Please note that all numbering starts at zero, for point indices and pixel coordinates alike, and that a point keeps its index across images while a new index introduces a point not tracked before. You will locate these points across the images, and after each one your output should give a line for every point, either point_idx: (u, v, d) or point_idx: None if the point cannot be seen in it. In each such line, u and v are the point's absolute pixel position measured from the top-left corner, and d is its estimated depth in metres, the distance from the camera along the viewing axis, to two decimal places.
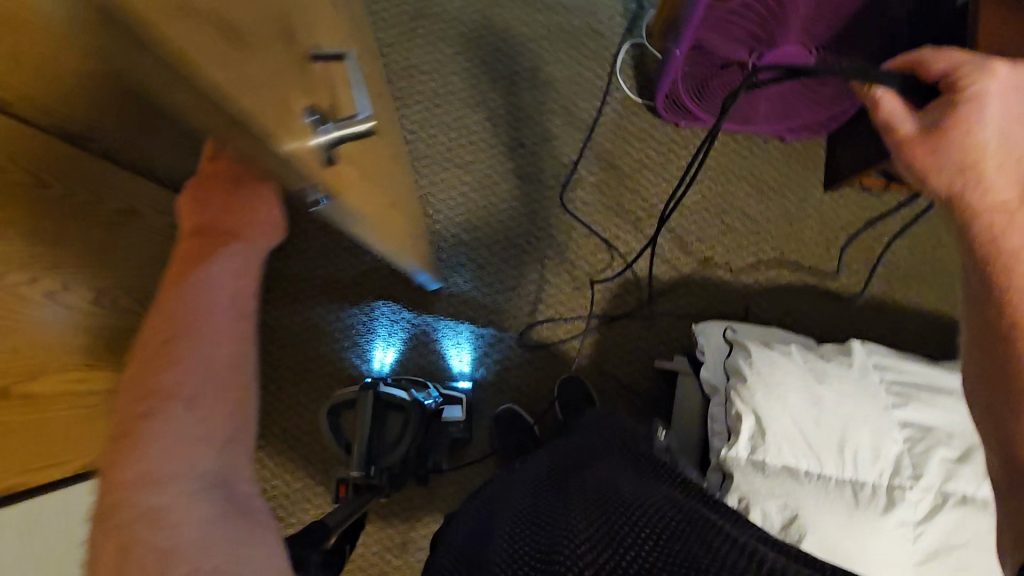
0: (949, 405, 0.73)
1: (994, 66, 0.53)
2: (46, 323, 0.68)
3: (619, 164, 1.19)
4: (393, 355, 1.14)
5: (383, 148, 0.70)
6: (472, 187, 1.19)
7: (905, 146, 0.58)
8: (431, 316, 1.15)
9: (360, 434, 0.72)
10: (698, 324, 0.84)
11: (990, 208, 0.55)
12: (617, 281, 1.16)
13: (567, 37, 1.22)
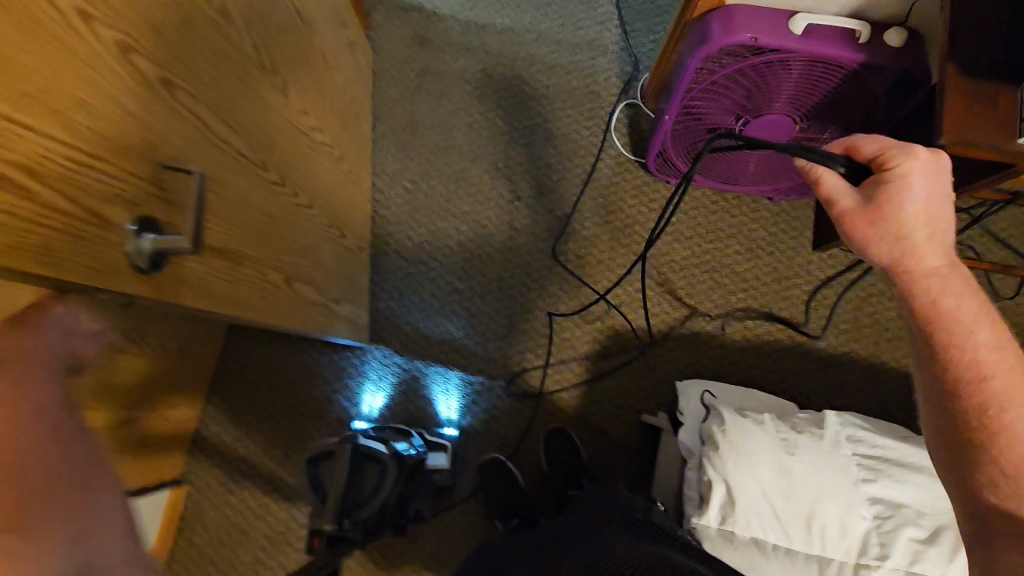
0: (922, 483, 0.72)
1: (917, 149, 0.58)
2: None
3: (610, 219, 1.22)
4: (382, 399, 1.15)
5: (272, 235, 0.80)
6: (468, 236, 1.22)
7: (845, 220, 0.60)
8: (422, 362, 1.17)
9: (337, 484, 0.72)
10: (677, 385, 0.85)
11: (921, 274, 0.59)
12: (606, 334, 1.17)
13: (565, 95, 1.27)
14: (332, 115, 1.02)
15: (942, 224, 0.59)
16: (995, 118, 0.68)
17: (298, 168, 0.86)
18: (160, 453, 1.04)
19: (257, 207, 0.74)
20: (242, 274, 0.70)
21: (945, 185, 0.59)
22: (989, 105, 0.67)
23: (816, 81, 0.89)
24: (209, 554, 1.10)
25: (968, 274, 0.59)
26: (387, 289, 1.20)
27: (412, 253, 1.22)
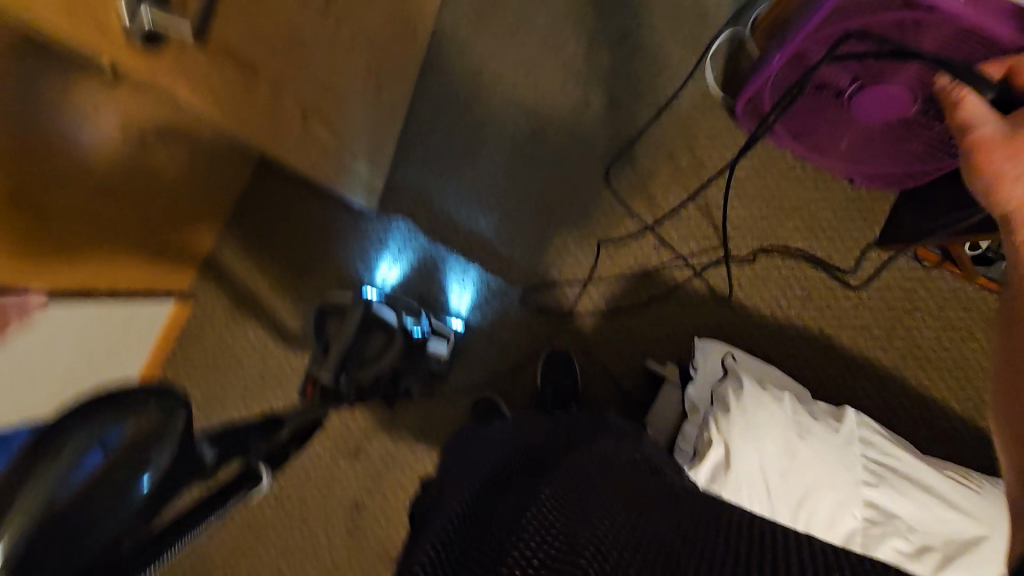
0: (922, 501, 0.70)
1: None
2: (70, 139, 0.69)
3: (676, 157, 1.13)
4: (397, 274, 1.13)
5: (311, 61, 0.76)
6: (526, 134, 1.15)
7: (985, 150, 0.62)
8: (445, 249, 1.14)
9: (343, 340, 0.71)
10: (697, 342, 0.81)
11: None
12: (635, 272, 1.13)
13: (670, 7, 1.14)
14: None
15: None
16: None
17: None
18: (173, 266, 1.05)
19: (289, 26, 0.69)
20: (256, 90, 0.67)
21: None
22: None
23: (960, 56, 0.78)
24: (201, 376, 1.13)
25: None
26: (425, 166, 1.15)
27: (461, 136, 1.15)
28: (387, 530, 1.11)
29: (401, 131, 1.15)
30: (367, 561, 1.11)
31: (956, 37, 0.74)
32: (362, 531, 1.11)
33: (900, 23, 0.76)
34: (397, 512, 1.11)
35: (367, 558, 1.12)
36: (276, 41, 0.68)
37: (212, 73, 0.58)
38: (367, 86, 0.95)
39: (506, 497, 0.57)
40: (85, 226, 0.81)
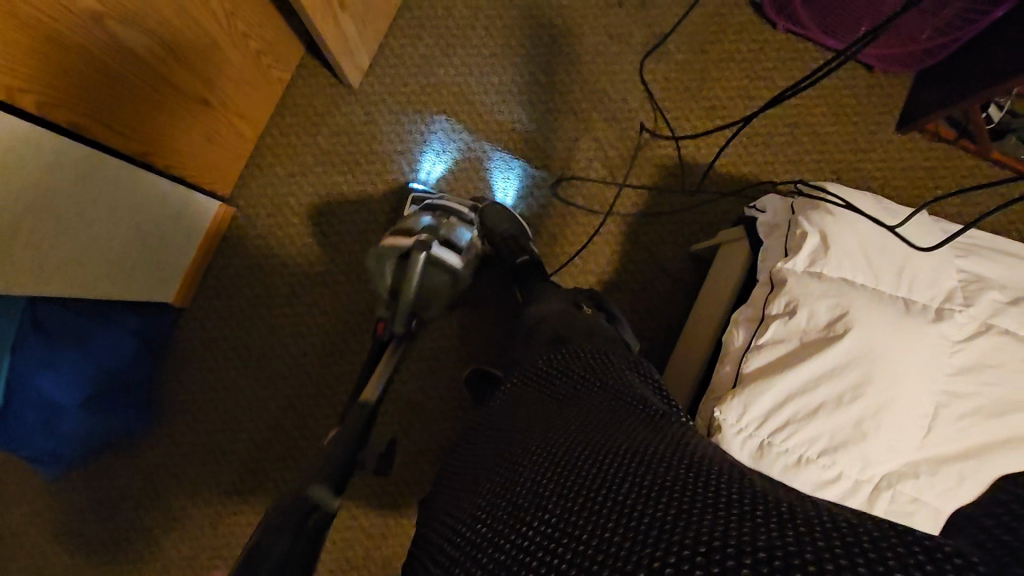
0: (1011, 264, 0.65)
1: None
2: None
3: (705, 51, 1.18)
4: (441, 170, 1.14)
5: None
6: (562, 31, 1.17)
7: None
8: (489, 145, 1.15)
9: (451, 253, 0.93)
10: (761, 198, 0.85)
11: None
12: (674, 162, 1.16)
13: None
14: None
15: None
16: None
17: None
18: (218, 162, 1.02)
19: None
20: None
21: None
22: None
23: None
24: (246, 281, 1.09)
25: None
26: (464, 63, 1.16)
27: (500, 35, 1.16)
28: (443, 430, 1.10)
29: (440, 32, 1.16)
30: (424, 463, 1.09)
31: None
32: (419, 431, 1.10)
33: None
34: (454, 409, 1.10)
35: (424, 459, 1.09)
36: None
37: None
38: None
39: (493, 450, 0.52)
40: (151, 88, 0.80)
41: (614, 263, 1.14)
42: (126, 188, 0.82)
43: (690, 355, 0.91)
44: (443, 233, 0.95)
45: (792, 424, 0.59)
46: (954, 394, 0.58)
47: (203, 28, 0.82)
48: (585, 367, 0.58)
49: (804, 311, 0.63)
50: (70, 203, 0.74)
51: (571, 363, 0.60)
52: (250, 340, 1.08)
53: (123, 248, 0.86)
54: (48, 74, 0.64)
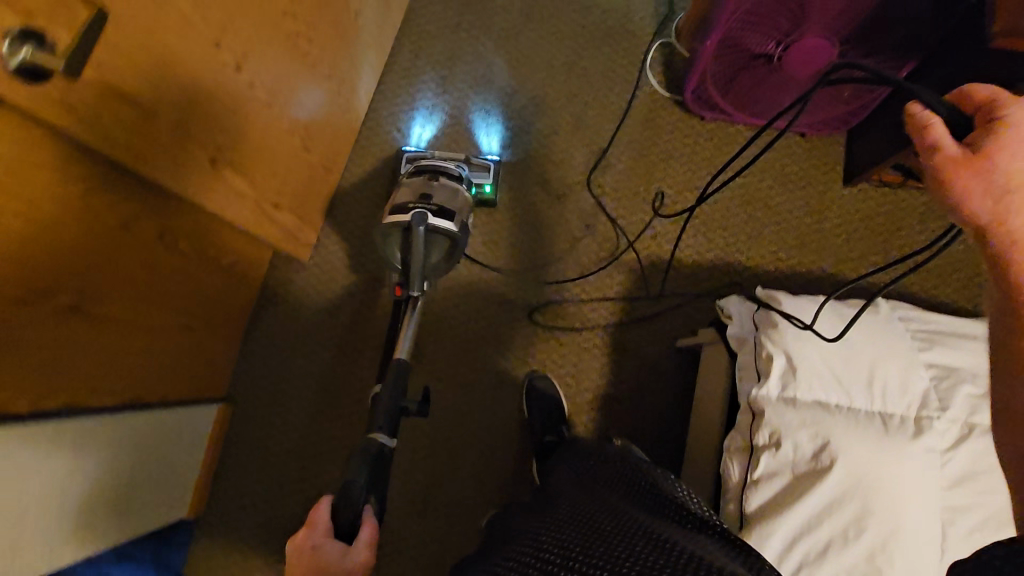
0: (973, 349, 0.68)
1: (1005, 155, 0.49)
2: (116, 260, 0.75)
3: (645, 156, 1.25)
4: (429, 133, 1.25)
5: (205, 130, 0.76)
6: (508, 168, 1.24)
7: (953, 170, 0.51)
8: (467, 102, 1.27)
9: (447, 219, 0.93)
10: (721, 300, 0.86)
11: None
12: (642, 264, 1.20)
13: (604, 37, 1.30)
14: (353, 43, 1.07)
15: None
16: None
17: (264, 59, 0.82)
18: (212, 372, 1.06)
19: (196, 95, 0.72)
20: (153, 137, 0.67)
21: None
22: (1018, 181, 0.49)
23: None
24: (253, 481, 1.09)
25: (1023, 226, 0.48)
26: None
27: None
28: None
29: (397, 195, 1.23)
30: None
31: None
32: None
33: None
34: None
35: None
36: (189, 102, 0.71)
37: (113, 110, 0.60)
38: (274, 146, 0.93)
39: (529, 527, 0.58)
40: (142, 341, 0.85)
41: (607, 375, 1.15)
42: (126, 437, 0.85)
43: (701, 473, 0.90)
44: (434, 200, 0.95)
45: (805, 569, 0.58)
46: (956, 509, 0.58)
47: (178, 273, 0.89)
48: (631, 470, 0.66)
49: (788, 442, 0.63)
50: (70, 477, 0.76)
51: (612, 469, 0.67)
52: (267, 539, 1.08)
53: (130, 494, 0.88)
54: (45, 375, 0.69)
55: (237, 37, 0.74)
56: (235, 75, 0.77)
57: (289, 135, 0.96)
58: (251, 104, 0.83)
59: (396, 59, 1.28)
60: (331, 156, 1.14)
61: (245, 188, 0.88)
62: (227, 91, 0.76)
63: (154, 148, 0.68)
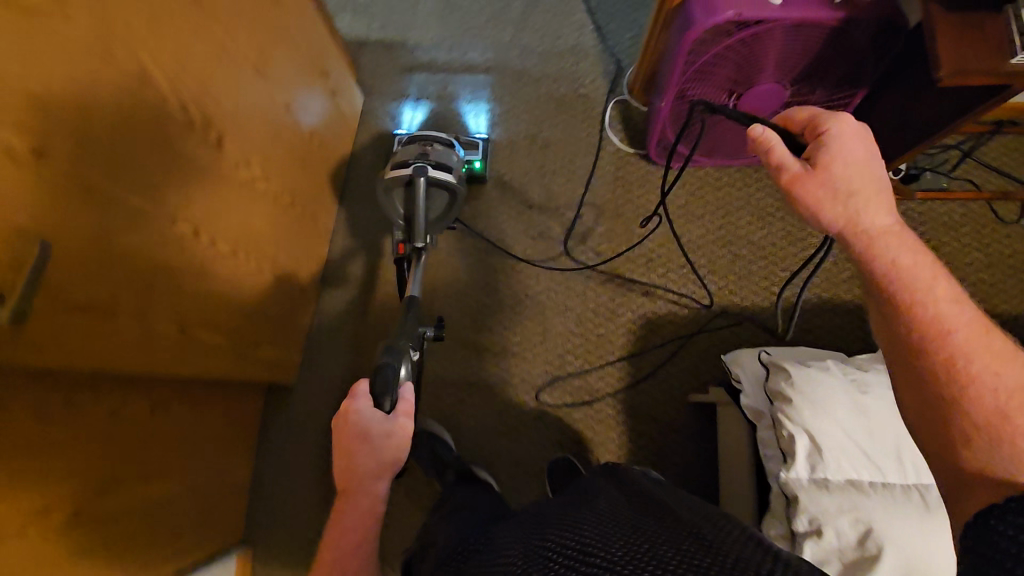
0: None
1: (831, 166, 0.66)
2: (106, 459, 0.70)
3: (621, 214, 1.25)
4: (419, 117, 1.30)
5: (182, 304, 0.73)
6: (489, 250, 1.24)
7: (798, 186, 0.68)
8: (453, 84, 1.32)
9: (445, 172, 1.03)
10: (730, 355, 0.88)
11: (876, 234, 0.64)
12: (639, 322, 1.20)
13: (558, 105, 1.31)
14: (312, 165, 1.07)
15: (883, 182, 0.66)
16: (985, 59, 0.70)
17: (228, 213, 0.81)
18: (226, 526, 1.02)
19: (166, 278, 0.69)
20: (130, 333, 0.64)
21: (854, 161, 0.66)
22: (847, 183, 0.66)
23: (799, 43, 0.94)
24: None
25: (874, 220, 0.64)
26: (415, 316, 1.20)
27: (436, 278, 1.22)
28: None
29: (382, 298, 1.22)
30: None
31: (790, 28, 0.90)
32: None
33: (740, 41, 0.93)
34: None
35: None
36: (159, 287, 0.68)
37: (78, 326, 0.57)
38: (252, 289, 0.91)
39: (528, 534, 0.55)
40: (144, 527, 0.79)
41: (626, 443, 1.13)
42: None
43: None
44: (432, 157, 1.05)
45: None
46: None
47: (176, 444, 0.84)
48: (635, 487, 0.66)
49: (831, 530, 0.61)
50: None
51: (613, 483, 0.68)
52: None
53: None
54: None
55: (196, 208, 0.73)
56: (204, 240, 0.76)
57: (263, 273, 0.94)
58: (223, 260, 0.81)
59: (359, 161, 1.28)
60: (307, 276, 1.12)
61: (223, 342, 0.85)
62: (200, 261, 0.75)
63: (135, 348, 0.65)
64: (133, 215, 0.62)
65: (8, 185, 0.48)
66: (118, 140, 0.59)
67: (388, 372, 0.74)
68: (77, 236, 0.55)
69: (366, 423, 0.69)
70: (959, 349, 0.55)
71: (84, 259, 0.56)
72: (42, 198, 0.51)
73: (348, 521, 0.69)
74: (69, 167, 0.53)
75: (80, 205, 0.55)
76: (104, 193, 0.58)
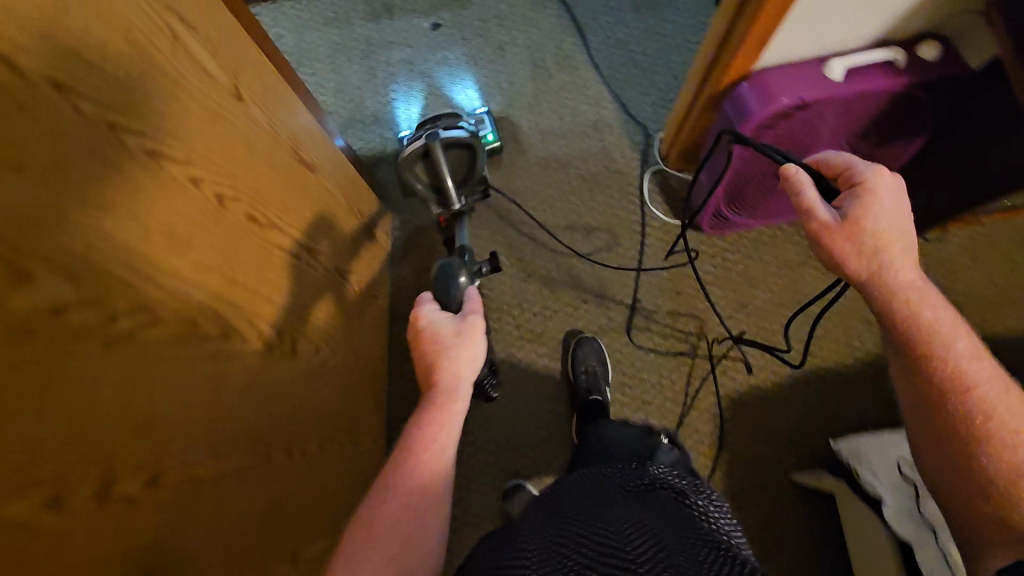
0: None
1: (862, 219, 0.65)
2: None
3: (680, 291, 1.20)
4: (416, 114, 1.32)
5: (287, 541, 0.68)
6: (551, 351, 1.18)
7: (831, 234, 0.66)
8: (438, 73, 1.34)
9: (457, 128, 1.00)
10: (853, 449, 0.89)
11: (901, 289, 0.65)
12: (723, 403, 1.14)
13: (592, 185, 1.26)
14: (364, 309, 1.02)
15: (910, 237, 0.66)
16: None
17: (306, 416, 0.75)
18: None
19: (271, 525, 0.64)
20: None
21: (891, 215, 0.66)
22: (875, 237, 0.65)
23: (858, 114, 0.88)
24: None
25: (898, 278, 0.65)
26: (489, 438, 1.14)
27: (502, 393, 1.16)
28: None
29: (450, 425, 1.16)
30: None
31: (849, 103, 0.85)
32: None
33: (795, 124, 0.88)
34: None
35: None
36: (268, 540, 0.63)
37: None
38: (336, 474, 0.85)
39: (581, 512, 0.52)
40: None
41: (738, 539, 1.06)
42: None
43: None
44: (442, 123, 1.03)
45: None
46: None
47: None
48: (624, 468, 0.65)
49: None
50: None
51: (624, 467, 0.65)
52: None
53: None
54: None
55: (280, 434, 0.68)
56: (291, 462, 0.70)
57: (343, 450, 0.89)
58: (309, 467, 0.76)
59: (399, 282, 1.23)
60: (376, 425, 1.06)
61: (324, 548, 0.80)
62: (291, 485, 0.70)
63: None
64: (236, 485, 0.57)
65: (167, 512, 0.46)
66: (213, 418, 0.54)
67: (449, 283, 0.81)
68: (202, 543, 0.51)
69: (437, 325, 0.71)
70: (988, 406, 0.60)
71: (211, 562, 0.52)
72: (166, 530, 0.46)
73: (435, 421, 0.64)
74: (180, 479, 0.48)
75: (197, 510, 0.50)
76: (212, 481, 0.53)
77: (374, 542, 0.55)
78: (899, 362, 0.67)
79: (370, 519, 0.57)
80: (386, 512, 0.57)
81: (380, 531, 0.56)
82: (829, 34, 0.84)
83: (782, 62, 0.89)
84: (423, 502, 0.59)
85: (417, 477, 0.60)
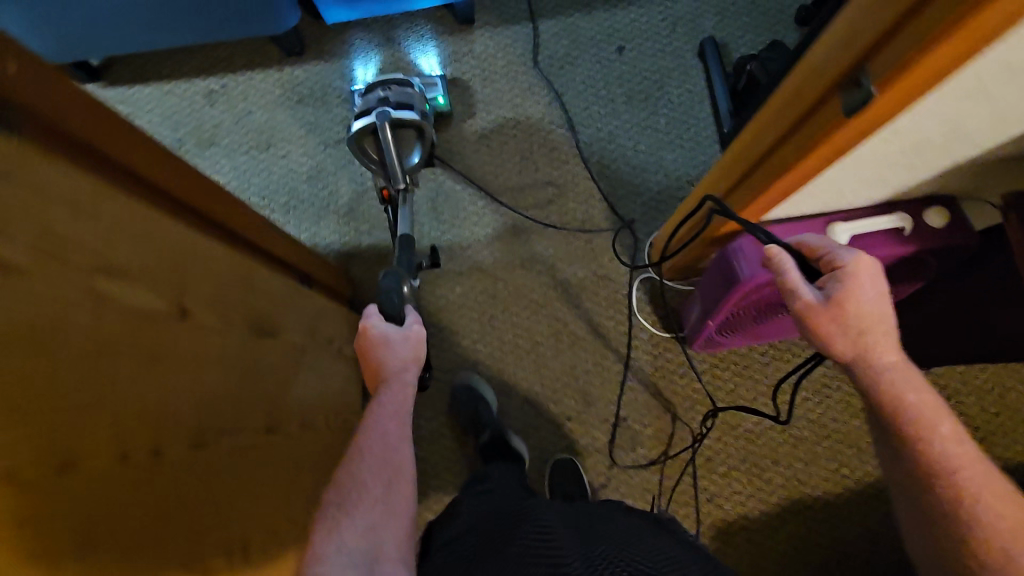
0: None
1: (847, 303, 0.61)
2: None
3: (668, 409, 1.15)
4: (372, 73, 1.31)
5: None
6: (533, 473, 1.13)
7: (815, 318, 0.63)
8: (400, 34, 1.33)
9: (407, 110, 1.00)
10: None
11: (883, 370, 0.63)
12: (709, 532, 1.10)
13: (579, 290, 1.21)
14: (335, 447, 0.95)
15: (892, 316, 0.63)
16: None
17: None
18: None
19: None
20: None
21: (874, 297, 0.62)
22: (859, 322, 0.62)
23: None
24: None
25: (880, 358, 0.63)
26: None
27: None
28: None
29: None
30: None
31: None
32: None
33: None
34: None
35: None
36: None
37: None
38: None
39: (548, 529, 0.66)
40: None
41: None
42: None
43: None
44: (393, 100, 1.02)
45: None
46: None
47: None
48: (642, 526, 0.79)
49: None
50: None
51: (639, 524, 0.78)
52: None
53: None
54: None
55: None
56: None
57: None
58: None
59: None
60: None
61: None
62: None
63: None
64: None
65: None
66: None
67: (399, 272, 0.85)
68: None
69: (384, 331, 0.72)
70: (969, 483, 0.59)
71: None
72: None
73: (388, 405, 0.65)
74: None
75: None
76: None
77: (362, 487, 0.58)
78: (886, 441, 0.65)
79: (350, 472, 0.60)
80: (361, 466, 0.60)
81: (364, 485, 0.59)
82: (831, 201, 0.78)
83: (784, 218, 0.84)
84: (391, 479, 0.60)
85: (384, 436, 0.63)
